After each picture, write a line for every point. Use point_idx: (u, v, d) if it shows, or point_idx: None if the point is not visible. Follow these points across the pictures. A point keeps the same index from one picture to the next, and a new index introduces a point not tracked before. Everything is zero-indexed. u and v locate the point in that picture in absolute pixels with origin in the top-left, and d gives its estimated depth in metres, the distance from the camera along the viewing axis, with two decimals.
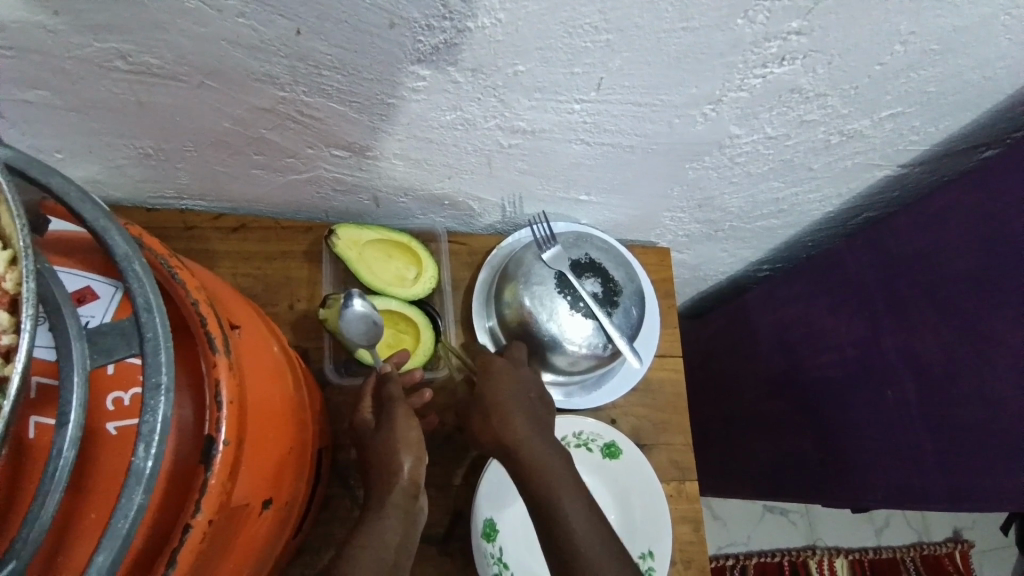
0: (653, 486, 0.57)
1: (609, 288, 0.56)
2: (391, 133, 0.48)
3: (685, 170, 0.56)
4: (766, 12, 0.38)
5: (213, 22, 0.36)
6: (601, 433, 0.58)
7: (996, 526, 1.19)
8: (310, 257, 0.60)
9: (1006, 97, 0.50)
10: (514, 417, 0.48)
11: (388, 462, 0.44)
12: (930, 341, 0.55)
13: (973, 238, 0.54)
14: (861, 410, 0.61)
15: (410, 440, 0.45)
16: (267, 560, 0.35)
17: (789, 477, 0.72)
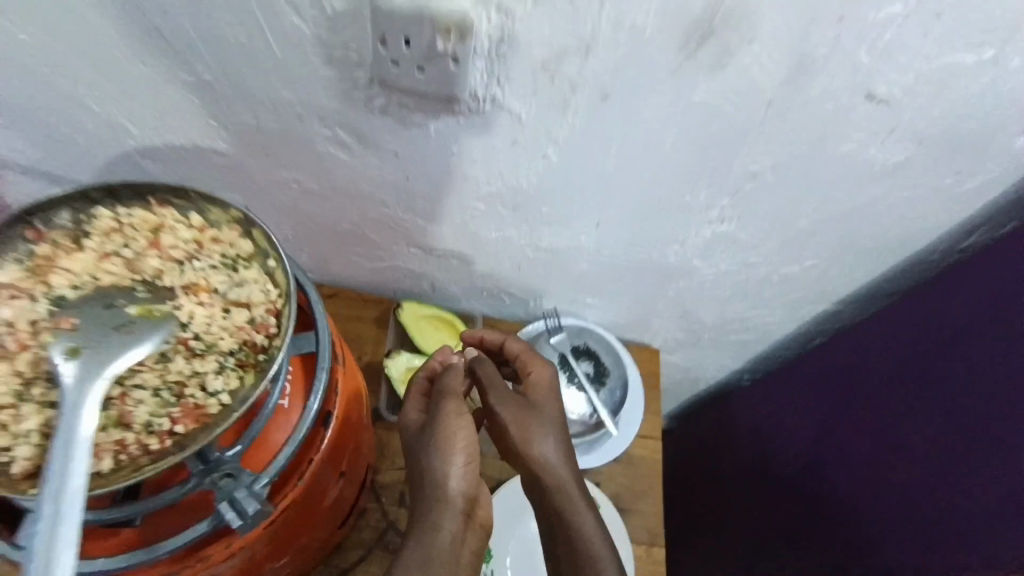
0: (622, 540, 0.69)
1: (598, 370, 0.73)
2: (452, 241, 0.69)
3: (665, 288, 0.74)
4: (704, 193, 0.57)
5: (356, 167, 0.59)
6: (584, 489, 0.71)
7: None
8: (379, 322, 0.79)
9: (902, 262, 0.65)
10: (545, 433, 0.57)
11: (440, 459, 0.52)
12: (917, 435, 0.60)
13: (922, 343, 0.61)
14: (846, 492, 0.69)
15: (460, 440, 0.53)
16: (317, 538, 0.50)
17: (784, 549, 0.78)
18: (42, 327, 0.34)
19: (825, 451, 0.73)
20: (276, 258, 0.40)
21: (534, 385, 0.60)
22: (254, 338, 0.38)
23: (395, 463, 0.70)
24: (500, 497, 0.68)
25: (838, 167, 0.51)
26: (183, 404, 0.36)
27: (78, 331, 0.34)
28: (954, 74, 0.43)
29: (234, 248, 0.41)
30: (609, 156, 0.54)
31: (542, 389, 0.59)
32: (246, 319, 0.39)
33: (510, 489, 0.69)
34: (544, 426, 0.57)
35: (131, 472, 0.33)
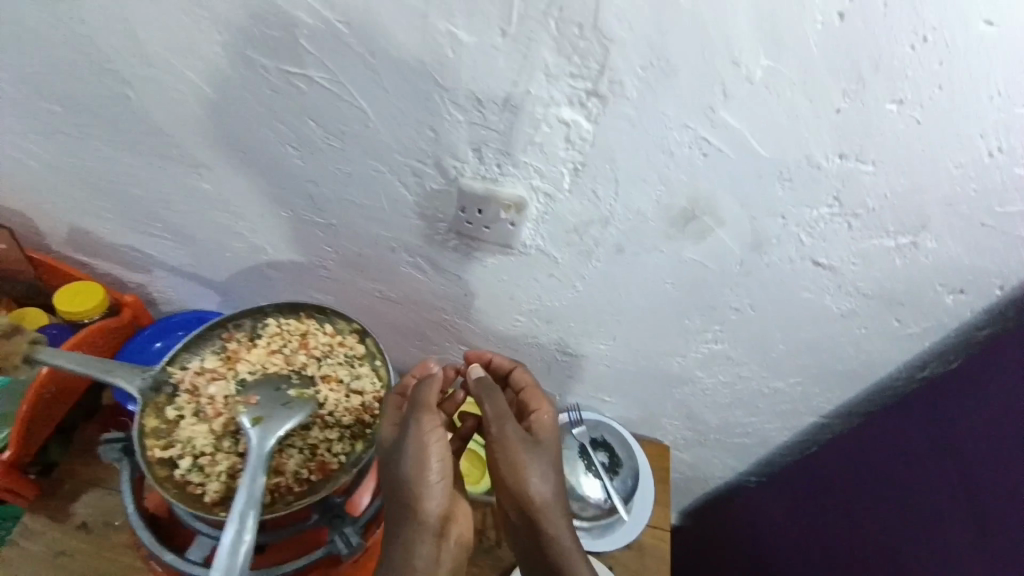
0: None
1: (613, 462, 0.85)
2: (494, 343, 0.85)
3: (673, 391, 0.87)
4: (699, 320, 0.72)
5: (427, 284, 0.76)
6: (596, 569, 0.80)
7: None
8: None
9: (868, 388, 0.77)
10: (543, 475, 0.63)
11: (413, 468, 0.51)
12: (919, 519, 0.64)
13: (912, 440, 0.68)
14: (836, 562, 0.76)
15: (435, 449, 0.52)
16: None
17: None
18: (236, 403, 0.54)
19: (810, 546, 0.82)
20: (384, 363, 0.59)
21: (539, 428, 0.67)
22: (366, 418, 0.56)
23: None
24: None
25: (802, 310, 0.66)
26: (316, 459, 0.53)
27: (259, 405, 0.52)
28: (878, 252, 0.57)
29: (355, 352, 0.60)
30: (623, 289, 0.70)
31: (547, 433, 0.67)
32: (360, 403, 0.57)
33: None
34: (543, 469, 0.64)
35: (283, 503, 0.51)
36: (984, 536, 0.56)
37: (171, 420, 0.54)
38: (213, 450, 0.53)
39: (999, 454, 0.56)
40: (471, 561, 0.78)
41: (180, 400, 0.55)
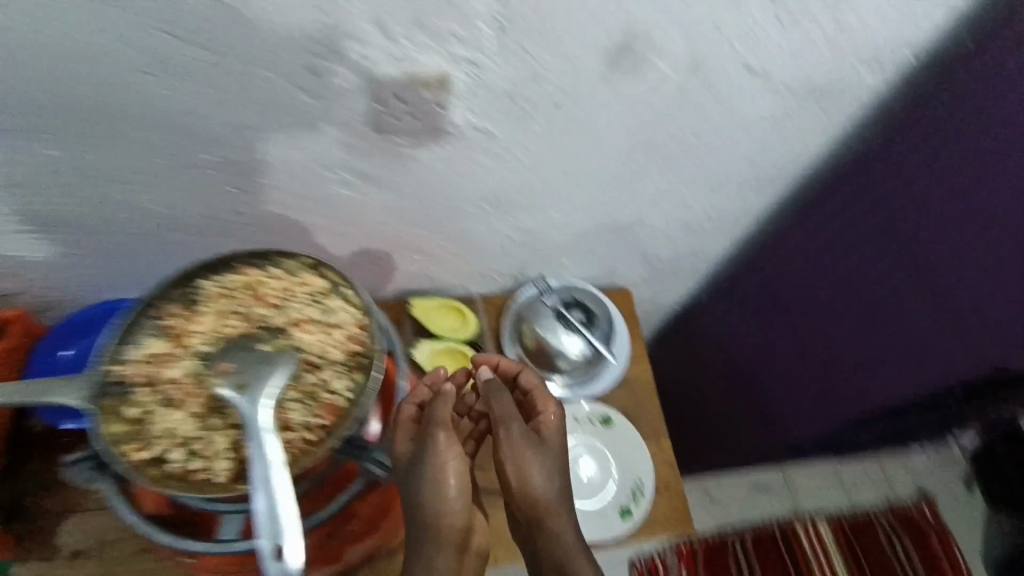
0: (636, 437, 0.89)
1: (589, 314, 0.90)
2: (446, 243, 0.81)
3: (626, 238, 0.90)
4: (644, 161, 0.72)
5: (361, 201, 0.69)
6: (598, 410, 0.90)
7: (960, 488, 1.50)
8: (394, 324, 0.91)
9: (794, 184, 0.83)
10: (540, 470, 0.68)
11: (433, 489, 0.60)
12: (905, 274, 0.85)
13: (862, 224, 0.81)
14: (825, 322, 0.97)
15: (444, 468, 0.61)
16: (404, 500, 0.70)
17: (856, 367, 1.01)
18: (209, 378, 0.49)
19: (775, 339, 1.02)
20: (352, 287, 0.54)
21: (516, 456, 0.68)
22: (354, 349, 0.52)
23: None
24: None
25: (737, 124, 0.68)
26: (321, 405, 0.49)
27: (237, 372, 0.48)
28: (801, 44, 0.58)
29: (315, 287, 0.54)
30: (567, 149, 0.67)
31: (523, 443, 0.69)
32: (344, 336, 0.52)
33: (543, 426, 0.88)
34: (537, 468, 0.68)
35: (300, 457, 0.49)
36: (917, 274, 0.84)
37: (140, 419, 0.48)
38: (203, 433, 0.48)
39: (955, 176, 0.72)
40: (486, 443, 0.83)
41: (141, 395, 0.49)
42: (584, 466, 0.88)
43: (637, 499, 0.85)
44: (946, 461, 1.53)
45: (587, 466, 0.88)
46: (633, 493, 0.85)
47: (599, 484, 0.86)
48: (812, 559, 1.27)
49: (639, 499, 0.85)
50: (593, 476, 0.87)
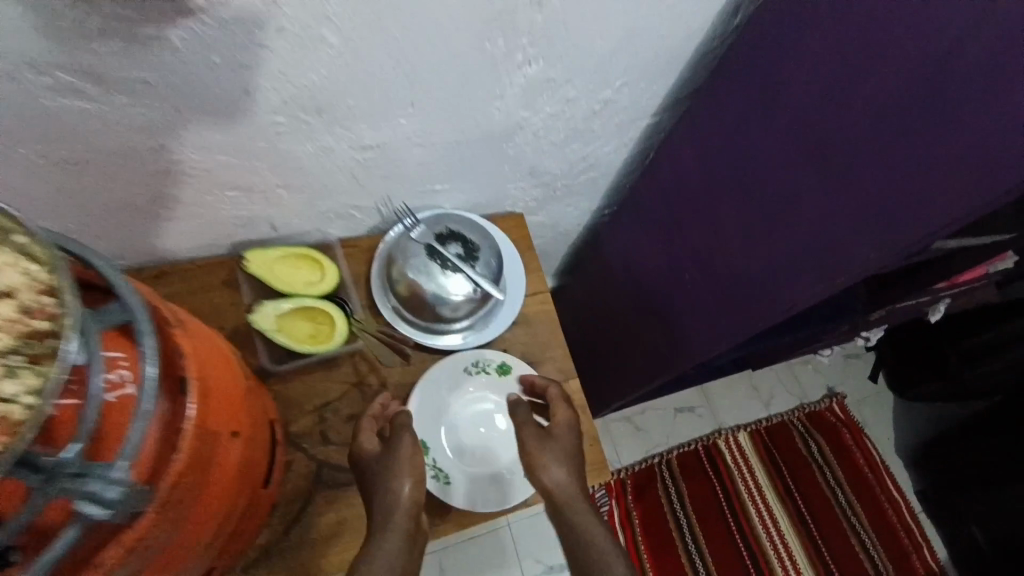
0: (539, 383, 0.76)
1: (469, 247, 0.73)
2: (268, 169, 0.63)
3: (505, 149, 0.75)
4: (502, 39, 0.56)
5: (109, 114, 0.49)
6: (494, 357, 0.77)
7: (866, 377, 1.55)
8: (229, 284, 0.73)
9: (688, 64, 0.71)
10: (558, 467, 0.63)
11: (388, 483, 0.60)
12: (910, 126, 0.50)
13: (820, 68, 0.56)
14: (806, 187, 0.60)
15: (409, 467, 0.62)
16: (233, 513, 0.50)
17: (838, 272, 0.58)
18: None
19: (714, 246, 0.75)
20: (25, 233, 0.36)
21: (538, 458, 0.64)
22: (37, 328, 0.35)
23: (305, 410, 0.70)
24: (420, 394, 0.73)
25: None
26: None
27: None
28: None
29: None
30: (390, 22, 0.50)
31: (538, 445, 0.65)
32: (14, 309, 0.35)
33: (426, 385, 0.74)
34: (554, 466, 0.63)
35: None
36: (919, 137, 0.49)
37: None
38: None
39: (876, 21, 0.52)
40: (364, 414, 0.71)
41: None
42: (482, 424, 0.76)
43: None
44: (853, 354, 1.58)
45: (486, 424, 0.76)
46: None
47: (502, 441, 0.75)
48: (732, 466, 1.38)
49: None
50: (494, 434, 0.75)
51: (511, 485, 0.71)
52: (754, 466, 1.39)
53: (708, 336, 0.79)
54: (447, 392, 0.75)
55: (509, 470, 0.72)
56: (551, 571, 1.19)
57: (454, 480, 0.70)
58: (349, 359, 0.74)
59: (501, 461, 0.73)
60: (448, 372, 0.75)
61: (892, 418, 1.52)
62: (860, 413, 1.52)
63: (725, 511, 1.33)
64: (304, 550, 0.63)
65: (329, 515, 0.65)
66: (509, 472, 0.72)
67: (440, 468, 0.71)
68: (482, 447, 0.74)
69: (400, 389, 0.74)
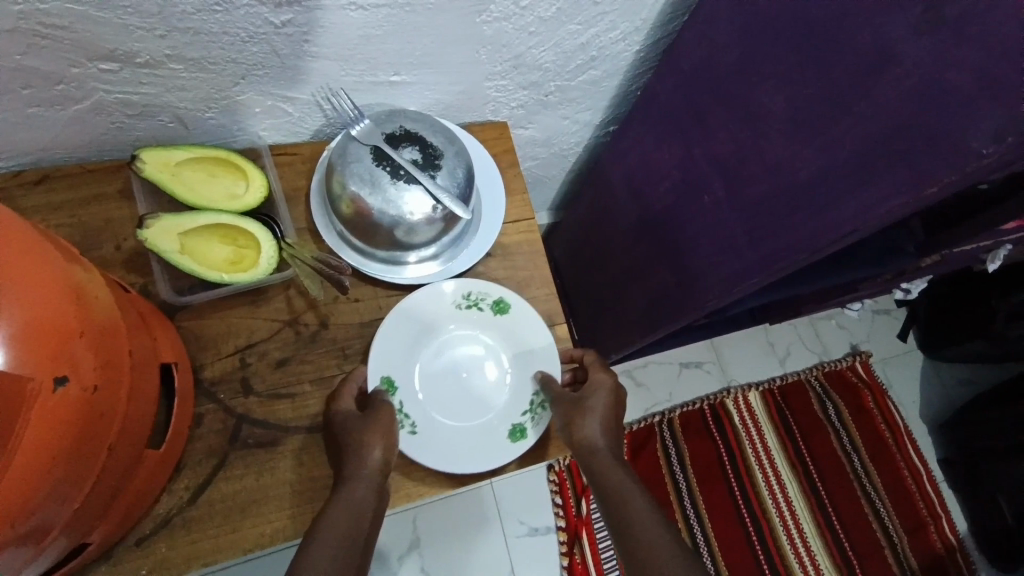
0: (541, 329, 0.62)
1: (429, 152, 0.57)
2: (147, 28, 0.46)
3: (479, 25, 0.57)
4: None
5: None
6: (489, 292, 0.62)
7: (897, 337, 1.40)
8: (128, 196, 0.59)
9: None
10: (595, 422, 0.56)
11: (360, 448, 0.51)
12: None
13: None
14: (910, 44, 0.43)
15: (378, 431, 0.52)
16: (89, 477, 0.39)
17: (929, 177, 0.43)
18: None
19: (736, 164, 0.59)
20: None
21: (576, 413, 0.56)
22: None
23: (220, 352, 0.57)
24: (389, 325, 0.59)
25: None
26: None
27: None
28: None
29: None
30: None
31: (576, 401, 0.57)
32: None
33: (397, 317, 0.60)
34: (592, 422, 0.56)
35: None
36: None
37: None
38: None
39: None
40: (297, 359, 0.59)
41: None
42: (468, 369, 0.62)
43: (536, 413, 0.60)
44: (883, 310, 1.42)
45: (472, 370, 0.62)
46: (531, 404, 0.60)
47: (487, 393, 0.61)
48: (740, 427, 1.26)
49: (539, 412, 0.59)
50: (480, 383, 0.62)
51: (488, 448, 0.58)
52: (764, 428, 1.27)
53: (727, 283, 0.63)
54: (427, 326, 0.62)
55: (490, 428, 0.59)
56: (534, 534, 1.09)
57: (422, 430, 0.58)
58: (280, 291, 0.60)
59: (481, 417, 0.60)
60: (433, 303, 0.61)
61: (921, 381, 1.38)
62: (886, 375, 1.37)
63: (729, 475, 1.22)
64: (219, 523, 0.52)
65: (256, 482, 0.54)
66: (489, 432, 0.59)
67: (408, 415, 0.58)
68: (463, 396, 0.61)
69: (345, 331, 0.61)
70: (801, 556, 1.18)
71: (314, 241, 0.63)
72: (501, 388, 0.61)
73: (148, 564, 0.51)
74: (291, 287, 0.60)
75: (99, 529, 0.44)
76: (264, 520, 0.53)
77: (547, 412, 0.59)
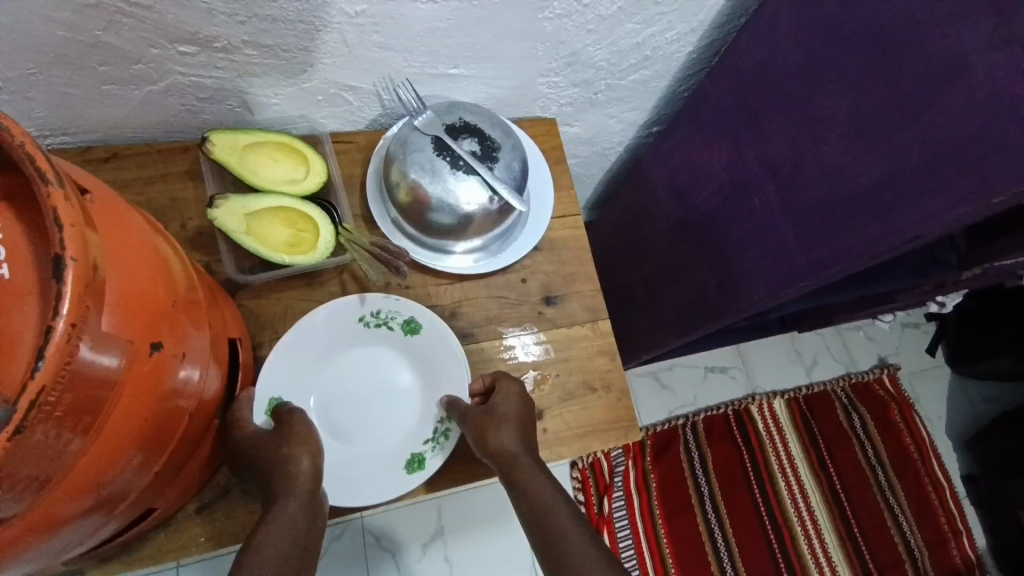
0: (454, 351, 0.59)
1: (487, 145, 0.58)
2: (229, 14, 0.48)
3: (540, 22, 0.58)
4: None
5: None
6: (400, 310, 0.60)
7: (925, 351, 1.39)
8: (191, 175, 0.61)
9: None
10: (511, 434, 0.54)
11: (284, 460, 0.49)
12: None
13: None
14: (983, 56, 0.44)
15: (300, 439, 0.50)
16: (164, 443, 0.40)
17: (995, 187, 0.43)
18: None
19: (790, 167, 0.59)
20: None
21: (489, 428, 0.53)
22: None
23: (276, 332, 0.59)
24: (283, 344, 0.56)
25: None
26: None
27: None
28: None
29: None
30: None
31: (485, 415, 0.54)
32: None
33: (294, 337, 0.57)
34: (510, 436, 0.54)
35: None
36: None
37: None
38: None
39: None
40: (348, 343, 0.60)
41: None
42: (371, 391, 0.59)
43: (438, 442, 0.58)
44: (913, 324, 1.41)
45: (370, 394, 0.59)
46: (434, 433, 0.58)
47: (386, 419, 0.59)
48: (763, 435, 1.25)
49: (441, 442, 0.57)
50: (384, 407, 0.59)
51: (379, 477, 0.56)
52: (787, 437, 1.26)
53: (773, 285, 0.63)
54: (323, 345, 0.58)
55: (382, 458, 0.57)
56: None
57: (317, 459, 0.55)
58: (334, 275, 0.61)
59: (377, 445, 0.58)
60: (332, 320, 0.58)
61: (948, 396, 1.36)
62: (913, 389, 1.36)
63: (751, 480, 1.22)
64: None
65: None
66: (383, 460, 0.57)
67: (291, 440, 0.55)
68: (350, 422, 0.58)
69: None
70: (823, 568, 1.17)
71: (370, 228, 0.64)
72: (398, 416, 0.59)
73: (205, 532, 0.52)
74: (346, 272, 0.62)
75: (166, 494, 0.46)
76: None
77: (451, 442, 0.57)
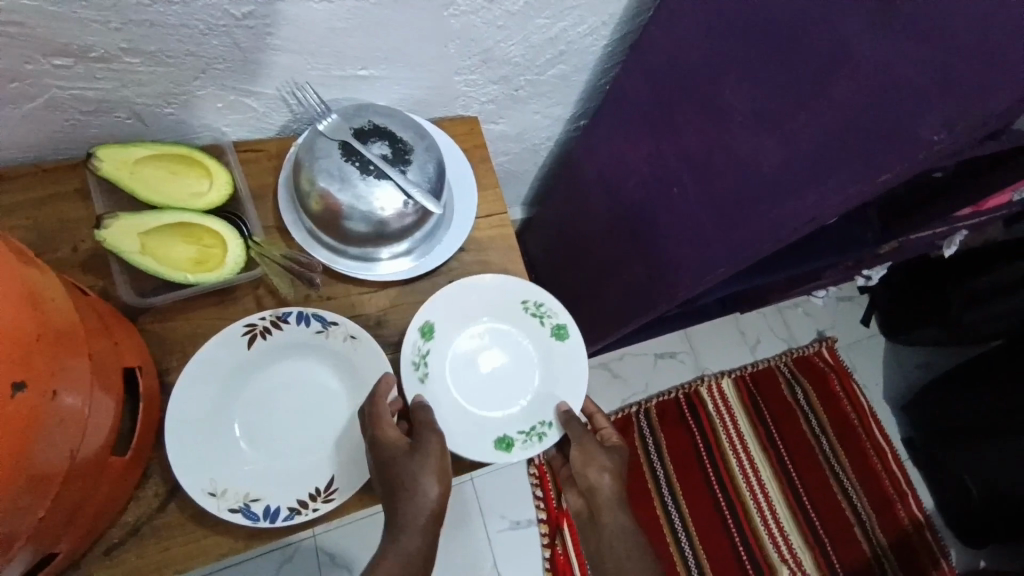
0: (580, 373, 0.61)
1: (398, 147, 0.57)
2: (102, 22, 0.45)
3: (446, 19, 0.57)
4: None
5: None
6: (557, 314, 0.63)
7: (860, 323, 1.45)
8: (83, 194, 0.57)
9: None
10: (603, 470, 0.58)
11: (420, 486, 0.50)
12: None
13: None
14: (865, 34, 0.45)
15: (434, 466, 0.51)
16: (57, 482, 0.38)
17: (883, 165, 0.45)
18: None
19: (704, 154, 0.60)
20: None
21: (586, 459, 0.58)
22: None
23: (186, 356, 0.56)
24: (216, 341, 0.54)
25: None
26: None
27: None
28: None
29: None
30: None
31: (587, 445, 0.58)
32: None
33: (281, 337, 0.56)
34: (598, 470, 0.58)
35: None
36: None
37: None
38: None
39: None
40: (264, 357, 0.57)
41: None
42: (515, 368, 0.63)
43: (530, 438, 0.60)
44: (848, 297, 1.47)
45: (517, 367, 0.63)
46: (532, 428, 0.60)
47: (500, 395, 0.62)
48: (713, 415, 1.29)
49: (532, 440, 0.59)
50: (503, 385, 0.62)
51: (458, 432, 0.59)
52: (737, 416, 1.30)
53: (698, 268, 0.64)
54: (477, 308, 0.64)
55: (465, 429, 0.59)
56: (516, 527, 1.10)
57: (222, 488, 0.51)
58: (248, 290, 0.59)
59: (478, 412, 0.61)
60: (509, 291, 0.63)
61: (884, 364, 1.43)
62: (852, 360, 1.42)
63: (704, 461, 1.25)
64: (186, 530, 0.51)
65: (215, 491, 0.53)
66: (478, 430, 0.60)
67: (220, 459, 0.52)
68: (507, 382, 0.63)
69: None
70: (777, 540, 1.21)
71: (285, 240, 0.62)
72: (520, 396, 0.62)
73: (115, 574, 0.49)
74: (261, 287, 0.59)
75: (67, 536, 0.43)
76: (228, 530, 0.52)
77: (542, 445, 0.59)
